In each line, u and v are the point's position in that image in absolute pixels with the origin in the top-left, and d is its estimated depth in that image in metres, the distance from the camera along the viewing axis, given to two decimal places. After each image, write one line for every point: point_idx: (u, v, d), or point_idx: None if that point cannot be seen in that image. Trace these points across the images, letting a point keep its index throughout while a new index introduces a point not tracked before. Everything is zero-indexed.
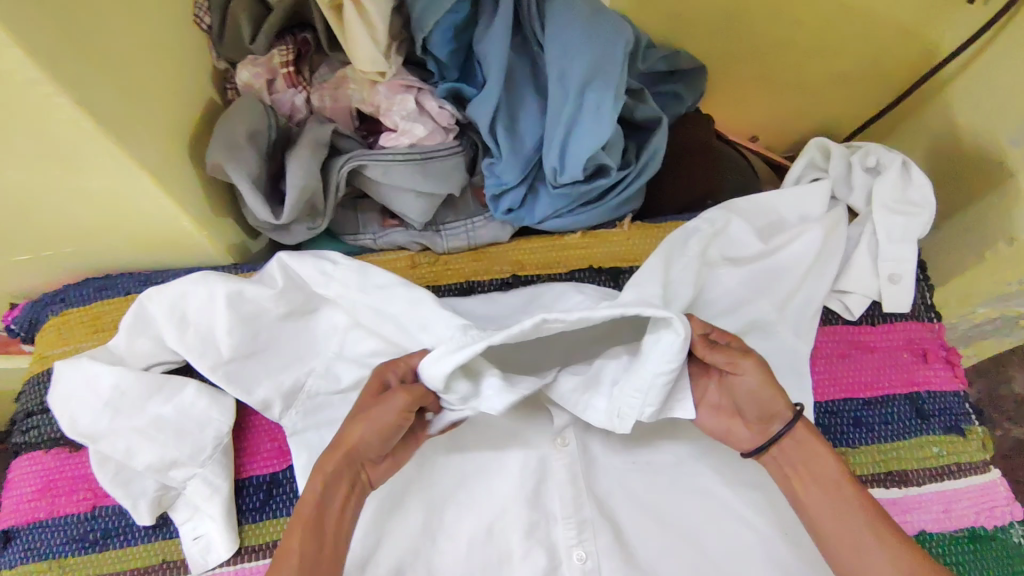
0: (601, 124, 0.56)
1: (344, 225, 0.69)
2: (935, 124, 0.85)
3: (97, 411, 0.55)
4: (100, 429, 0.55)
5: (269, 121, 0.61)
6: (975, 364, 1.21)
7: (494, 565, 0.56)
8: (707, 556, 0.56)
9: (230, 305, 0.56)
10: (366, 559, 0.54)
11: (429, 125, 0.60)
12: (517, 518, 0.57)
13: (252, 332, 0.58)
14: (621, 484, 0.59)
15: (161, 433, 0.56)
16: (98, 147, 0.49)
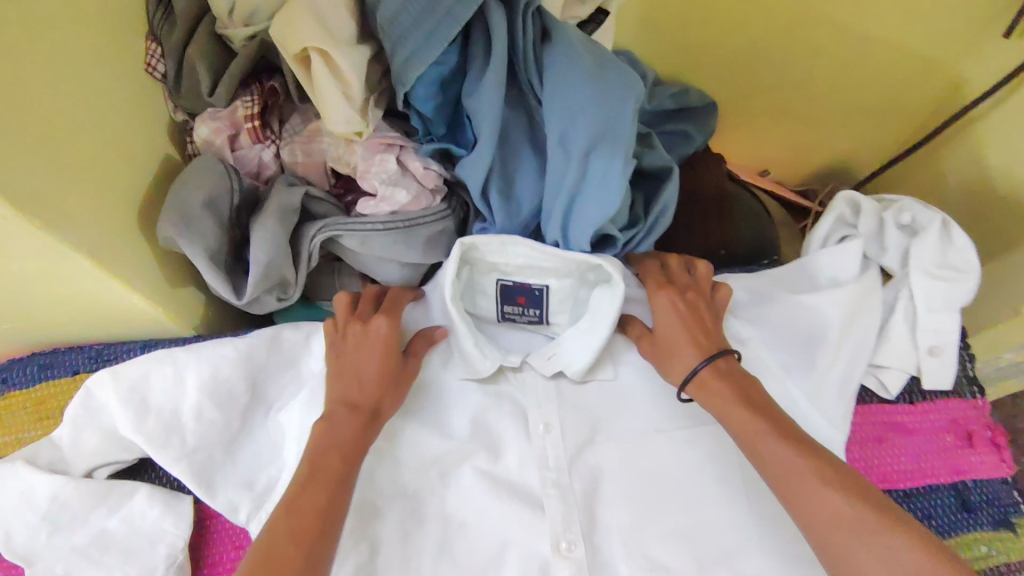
0: (610, 194, 0.50)
1: (321, 290, 0.62)
2: (964, 163, 0.78)
3: (32, 527, 0.48)
4: (35, 549, 0.48)
5: (232, 183, 0.54)
6: None
7: None
8: None
9: (204, 386, 0.51)
10: None
11: (413, 188, 0.53)
12: None
13: (228, 416, 0.52)
14: None
15: (104, 553, 0.49)
16: (22, 234, 0.42)
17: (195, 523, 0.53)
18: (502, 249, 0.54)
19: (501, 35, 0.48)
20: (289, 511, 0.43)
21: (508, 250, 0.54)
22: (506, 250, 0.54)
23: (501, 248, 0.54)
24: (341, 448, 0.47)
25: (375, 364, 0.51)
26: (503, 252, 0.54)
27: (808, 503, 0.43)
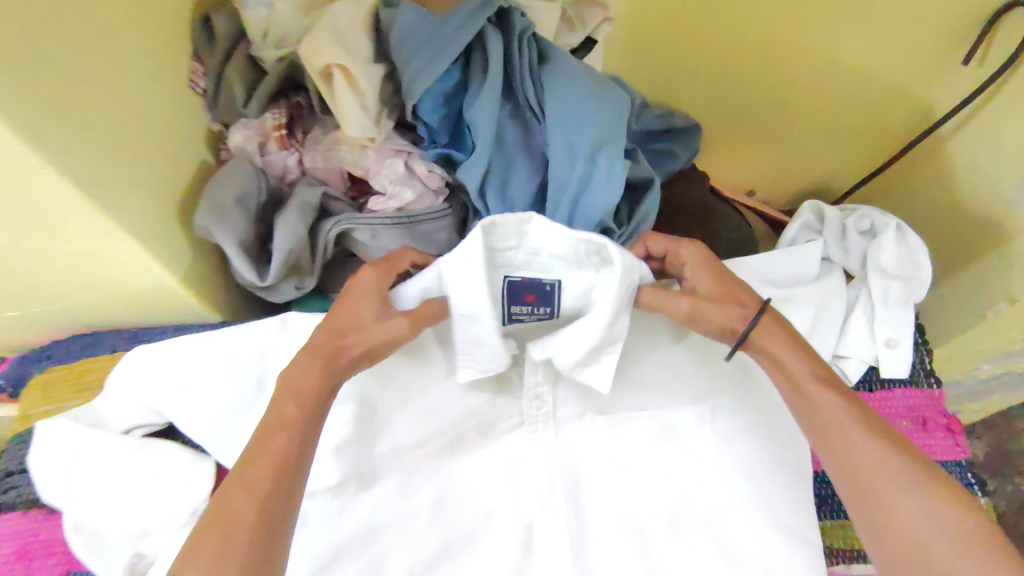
0: (613, 189, 0.55)
1: (333, 282, 0.69)
2: (930, 184, 0.84)
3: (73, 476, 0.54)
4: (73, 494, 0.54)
5: (260, 183, 0.61)
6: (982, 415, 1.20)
7: None
8: None
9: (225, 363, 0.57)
10: None
11: (418, 188, 0.60)
12: None
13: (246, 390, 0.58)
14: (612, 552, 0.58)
15: None
16: (83, 214, 0.49)
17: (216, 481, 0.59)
18: (513, 239, 0.52)
19: (497, 55, 0.56)
20: (244, 462, 0.45)
21: (521, 239, 0.52)
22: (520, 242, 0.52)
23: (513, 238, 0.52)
24: (300, 391, 0.49)
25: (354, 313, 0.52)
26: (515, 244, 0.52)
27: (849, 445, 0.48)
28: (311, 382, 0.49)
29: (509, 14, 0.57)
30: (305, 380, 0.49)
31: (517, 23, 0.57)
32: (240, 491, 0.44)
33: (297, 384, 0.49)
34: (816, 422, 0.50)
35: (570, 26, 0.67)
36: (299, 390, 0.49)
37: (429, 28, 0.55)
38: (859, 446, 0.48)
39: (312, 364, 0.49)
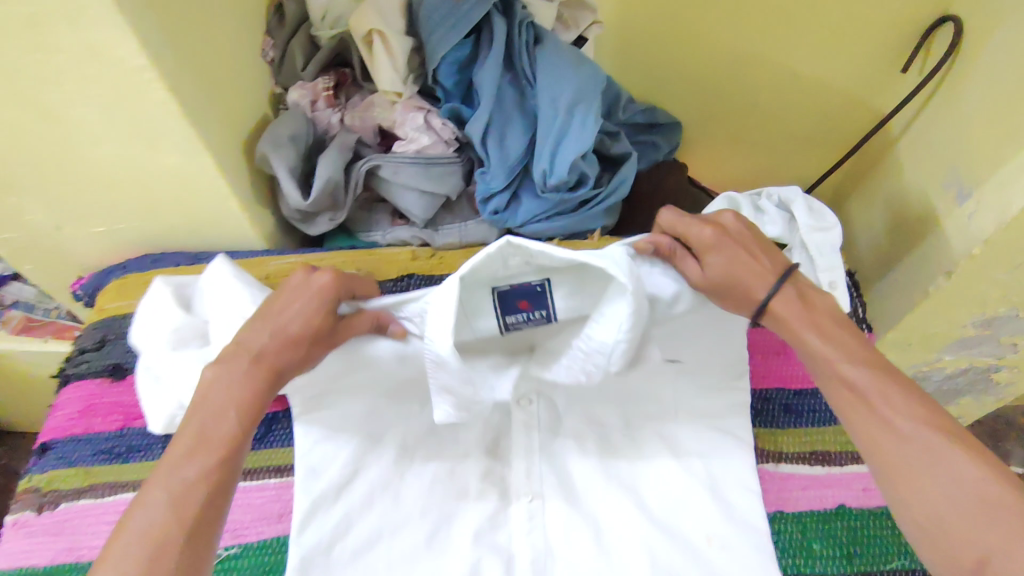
0: (586, 134, 0.69)
1: (359, 224, 0.83)
2: (886, 179, 0.96)
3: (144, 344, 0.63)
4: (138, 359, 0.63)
5: (309, 129, 0.76)
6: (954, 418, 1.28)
7: (453, 498, 0.63)
8: (648, 510, 0.62)
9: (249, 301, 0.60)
10: (343, 487, 0.60)
11: (433, 136, 0.75)
12: (475, 462, 0.65)
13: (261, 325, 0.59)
14: (576, 440, 0.66)
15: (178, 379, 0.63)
16: (178, 127, 0.64)
17: None
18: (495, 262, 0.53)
19: (500, 33, 0.72)
20: (165, 478, 0.48)
21: (508, 267, 0.55)
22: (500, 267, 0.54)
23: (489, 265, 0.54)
24: (237, 400, 0.51)
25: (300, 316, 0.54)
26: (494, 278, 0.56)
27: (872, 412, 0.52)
28: (244, 392, 0.52)
29: (511, 4, 0.73)
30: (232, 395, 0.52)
31: (518, 12, 0.73)
32: (164, 508, 0.46)
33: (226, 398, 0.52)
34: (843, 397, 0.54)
35: (565, 26, 0.82)
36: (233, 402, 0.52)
37: (450, 9, 0.71)
38: (916, 434, 0.50)
39: (239, 367, 0.52)
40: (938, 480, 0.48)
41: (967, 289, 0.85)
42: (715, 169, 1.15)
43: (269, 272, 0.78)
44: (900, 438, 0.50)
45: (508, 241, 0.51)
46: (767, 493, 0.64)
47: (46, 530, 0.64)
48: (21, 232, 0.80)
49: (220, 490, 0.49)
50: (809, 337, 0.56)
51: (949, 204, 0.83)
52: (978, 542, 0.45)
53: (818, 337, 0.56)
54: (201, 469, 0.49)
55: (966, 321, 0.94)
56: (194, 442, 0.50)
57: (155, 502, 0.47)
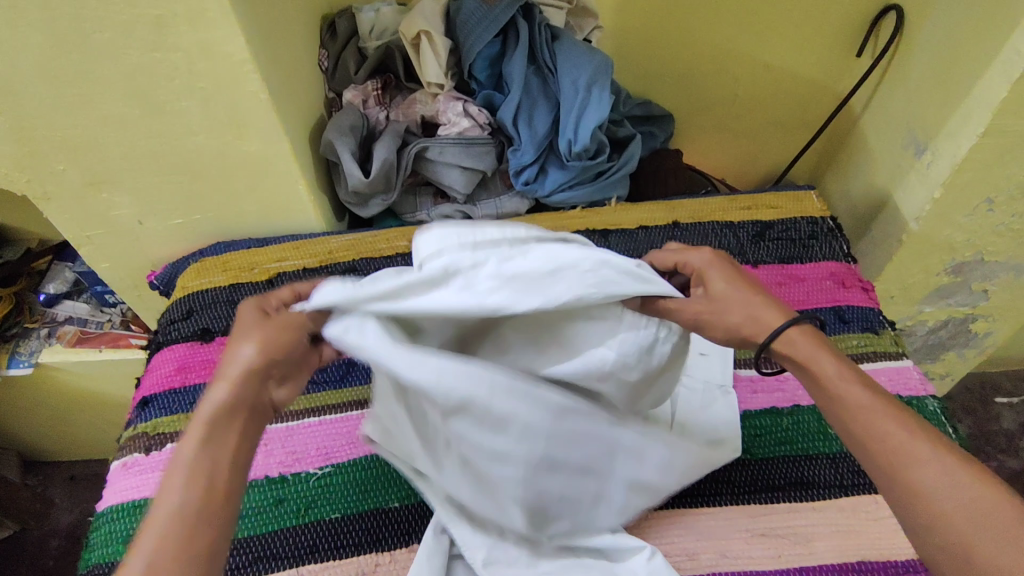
0: (603, 105, 0.84)
1: (405, 206, 0.94)
2: (855, 151, 1.12)
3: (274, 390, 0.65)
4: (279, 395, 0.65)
5: (363, 122, 0.89)
6: (942, 376, 1.40)
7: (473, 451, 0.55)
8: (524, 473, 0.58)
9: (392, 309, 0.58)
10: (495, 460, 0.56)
11: (471, 121, 0.88)
12: None
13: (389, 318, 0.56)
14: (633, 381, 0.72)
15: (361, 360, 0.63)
16: (264, 115, 0.76)
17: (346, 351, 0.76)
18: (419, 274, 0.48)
19: (523, 32, 0.86)
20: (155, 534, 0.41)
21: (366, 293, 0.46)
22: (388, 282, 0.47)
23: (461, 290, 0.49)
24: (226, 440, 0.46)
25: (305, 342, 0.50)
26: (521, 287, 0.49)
27: (871, 431, 0.48)
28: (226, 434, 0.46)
29: (530, 8, 0.88)
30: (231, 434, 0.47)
31: (535, 14, 0.88)
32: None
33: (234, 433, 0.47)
34: (846, 419, 0.49)
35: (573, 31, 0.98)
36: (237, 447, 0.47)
37: (483, 13, 0.85)
38: (902, 438, 0.46)
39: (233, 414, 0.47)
40: (921, 470, 0.45)
41: (935, 232, 1.00)
42: (705, 157, 1.30)
43: (332, 247, 0.89)
44: (881, 434, 0.47)
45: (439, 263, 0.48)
46: (785, 391, 0.74)
47: (155, 467, 0.71)
48: (106, 229, 0.90)
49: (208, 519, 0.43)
50: (825, 363, 0.52)
51: (910, 158, 0.98)
52: (970, 543, 0.42)
53: (833, 358, 0.52)
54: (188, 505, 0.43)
55: (939, 268, 1.08)
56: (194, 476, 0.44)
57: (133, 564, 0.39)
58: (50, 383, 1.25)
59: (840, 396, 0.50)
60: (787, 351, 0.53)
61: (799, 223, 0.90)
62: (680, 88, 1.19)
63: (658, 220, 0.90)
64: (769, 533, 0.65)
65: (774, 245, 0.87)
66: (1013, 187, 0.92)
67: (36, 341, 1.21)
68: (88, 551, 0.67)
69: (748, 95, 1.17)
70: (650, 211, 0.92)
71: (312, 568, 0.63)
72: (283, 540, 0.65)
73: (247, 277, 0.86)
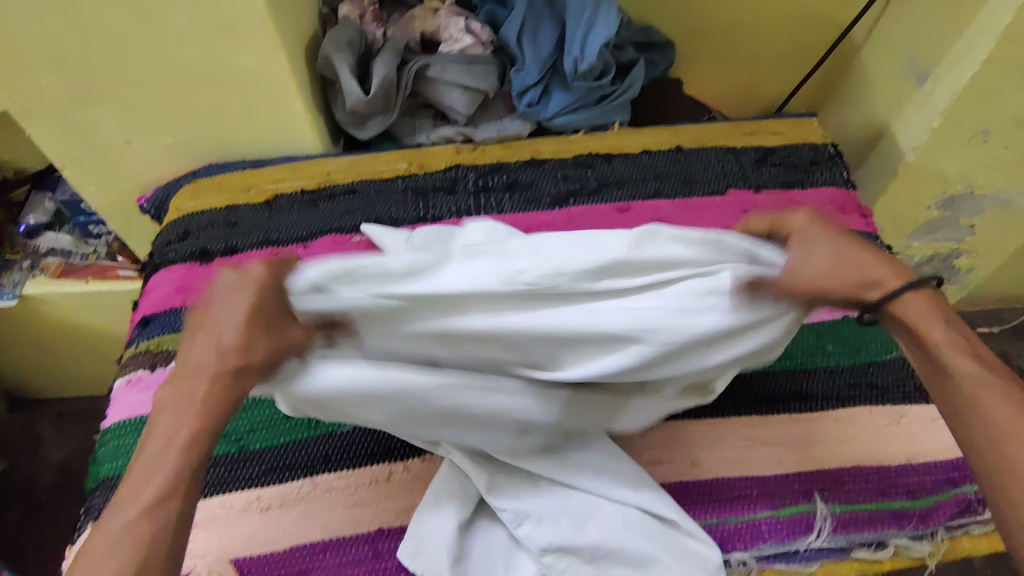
0: (611, 22, 0.81)
1: (404, 129, 0.92)
2: (854, 83, 1.11)
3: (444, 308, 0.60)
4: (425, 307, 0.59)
5: (361, 37, 0.85)
6: None
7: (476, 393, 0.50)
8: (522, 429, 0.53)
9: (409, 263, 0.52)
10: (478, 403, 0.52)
11: (473, 39, 0.86)
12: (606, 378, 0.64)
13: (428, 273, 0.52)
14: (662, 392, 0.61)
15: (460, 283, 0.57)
16: (259, 23, 0.73)
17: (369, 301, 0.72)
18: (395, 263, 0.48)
19: None
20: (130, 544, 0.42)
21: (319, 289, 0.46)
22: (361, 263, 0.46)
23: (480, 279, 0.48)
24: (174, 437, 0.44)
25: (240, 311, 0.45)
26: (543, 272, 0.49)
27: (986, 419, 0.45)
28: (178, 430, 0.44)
29: None
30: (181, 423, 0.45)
31: None
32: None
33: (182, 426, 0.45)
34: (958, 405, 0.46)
35: None
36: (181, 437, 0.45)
37: None
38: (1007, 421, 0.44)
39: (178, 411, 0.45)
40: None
41: (930, 164, 1.01)
42: (702, 90, 1.29)
43: (330, 169, 0.87)
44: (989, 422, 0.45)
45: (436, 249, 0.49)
46: None
47: (161, 383, 0.71)
48: (92, 148, 0.87)
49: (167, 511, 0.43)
50: (934, 329, 0.47)
51: (910, 88, 0.98)
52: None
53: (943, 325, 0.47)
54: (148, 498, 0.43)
55: (930, 201, 1.10)
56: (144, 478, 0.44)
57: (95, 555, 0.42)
58: (34, 316, 1.23)
59: (945, 366, 0.47)
60: (897, 312, 0.48)
61: (801, 149, 0.90)
62: (681, 15, 1.16)
63: (662, 145, 0.90)
64: (769, 442, 0.67)
65: (776, 171, 0.88)
66: (1009, 118, 0.92)
67: (18, 273, 1.19)
68: (98, 465, 0.68)
69: (750, 24, 1.15)
70: (653, 136, 0.91)
71: (327, 477, 0.64)
72: (296, 452, 0.66)
73: (245, 199, 0.84)
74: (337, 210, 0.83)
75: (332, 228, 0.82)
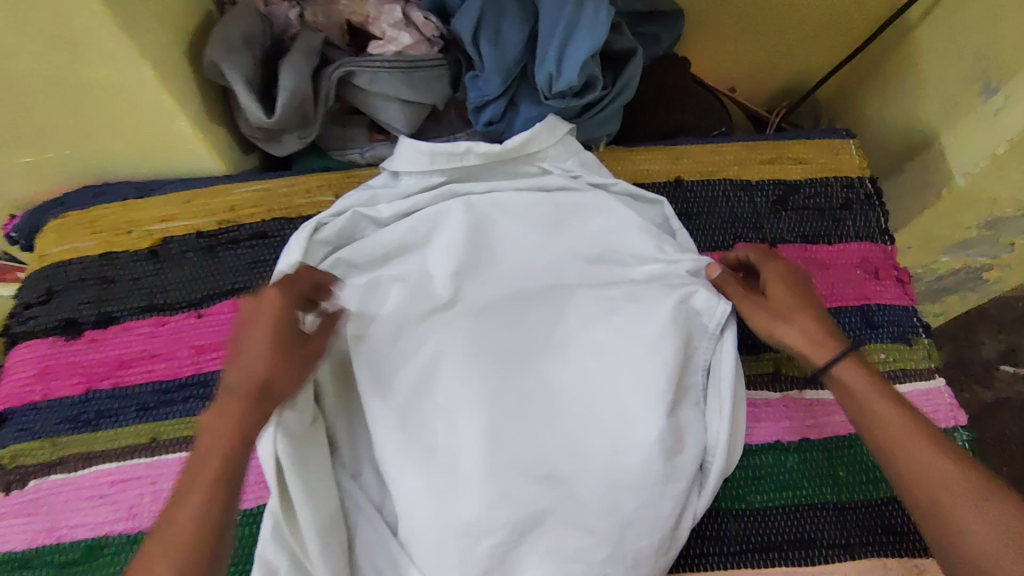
0: (599, 27, 0.59)
1: (333, 140, 0.72)
2: (898, 71, 0.90)
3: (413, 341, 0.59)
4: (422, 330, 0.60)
5: (264, 29, 0.64)
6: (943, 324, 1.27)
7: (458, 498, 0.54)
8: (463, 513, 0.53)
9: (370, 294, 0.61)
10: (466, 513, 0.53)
11: (415, 35, 0.64)
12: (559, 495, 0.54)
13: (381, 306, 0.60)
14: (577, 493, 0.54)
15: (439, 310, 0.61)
16: (102, 32, 0.52)
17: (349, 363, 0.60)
18: (416, 280, 0.62)
19: None
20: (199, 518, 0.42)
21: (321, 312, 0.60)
22: (331, 217, 0.63)
23: (511, 265, 0.63)
24: (220, 430, 0.46)
25: (265, 326, 0.49)
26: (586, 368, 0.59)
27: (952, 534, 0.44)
28: (225, 428, 0.46)
29: None
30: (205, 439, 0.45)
31: None
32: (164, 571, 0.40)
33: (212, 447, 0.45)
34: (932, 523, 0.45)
35: None
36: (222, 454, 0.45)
37: None
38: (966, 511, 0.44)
39: (229, 411, 0.46)
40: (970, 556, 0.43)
41: (983, 191, 0.80)
42: (715, 68, 1.01)
43: (234, 201, 0.69)
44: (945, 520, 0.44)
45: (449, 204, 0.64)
46: (793, 419, 0.62)
47: (15, 511, 0.59)
48: None
49: (214, 537, 0.42)
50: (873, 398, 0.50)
51: (972, 98, 0.78)
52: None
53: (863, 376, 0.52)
54: (206, 491, 0.43)
55: (970, 224, 0.86)
56: (187, 494, 0.43)
57: (145, 566, 0.40)
58: None
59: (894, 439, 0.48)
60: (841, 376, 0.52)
61: (830, 186, 0.72)
62: None
63: (658, 176, 0.72)
64: None
65: (798, 217, 0.70)
66: None
67: None
68: None
69: None
70: (647, 160, 0.72)
71: None
72: None
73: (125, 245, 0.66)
74: (241, 263, 0.66)
75: (235, 288, 0.65)
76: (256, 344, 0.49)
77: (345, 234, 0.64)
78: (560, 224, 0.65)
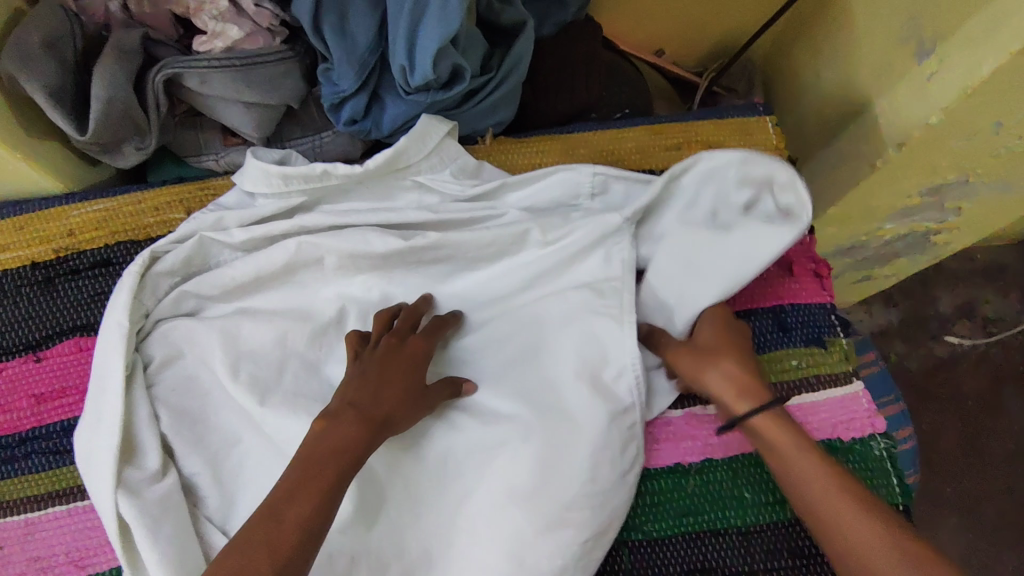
0: (449, 13, 0.50)
1: (185, 146, 0.63)
2: (835, 27, 0.82)
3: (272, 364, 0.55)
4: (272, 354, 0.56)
5: (75, 28, 0.55)
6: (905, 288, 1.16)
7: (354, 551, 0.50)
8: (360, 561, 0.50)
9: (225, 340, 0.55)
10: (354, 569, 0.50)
11: (247, 27, 0.55)
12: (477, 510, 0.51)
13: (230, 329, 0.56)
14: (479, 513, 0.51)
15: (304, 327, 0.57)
16: None
17: (197, 401, 0.55)
18: (294, 309, 0.57)
19: None
20: (293, 486, 0.42)
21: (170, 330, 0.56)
22: (173, 245, 0.57)
23: (382, 282, 0.58)
24: (335, 447, 0.44)
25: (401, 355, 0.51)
26: (505, 369, 0.55)
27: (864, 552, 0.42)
28: (351, 435, 0.45)
29: None
30: (345, 443, 0.44)
31: None
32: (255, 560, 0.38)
33: (332, 445, 0.44)
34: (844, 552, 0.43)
35: None
36: (334, 451, 0.44)
37: None
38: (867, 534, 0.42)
39: (347, 422, 0.45)
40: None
41: (921, 158, 0.70)
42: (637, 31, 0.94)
43: (73, 226, 0.61)
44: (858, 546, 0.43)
45: (299, 240, 0.56)
46: (696, 439, 0.57)
47: None
48: None
49: (311, 536, 0.41)
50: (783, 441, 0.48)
51: (907, 59, 0.69)
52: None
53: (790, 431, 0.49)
54: (329, 479, 0.43)
55: (913, 190, 0.77)
56: (293, 480, 0.42)
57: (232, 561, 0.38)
58: None
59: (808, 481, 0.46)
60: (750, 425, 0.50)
61: None
62: None
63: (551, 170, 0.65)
64: None
65: None
66: None
67: None
68: None
69: None
70: (538, 153, 0.65)
71: None
72: None
73: None
74: (83, 297, 0.59)
75: (77, 327, 0.59)
76: (369, 369, 0.50)
77: (194, 262, 0.57)
78: (440, 234, 0.57)
